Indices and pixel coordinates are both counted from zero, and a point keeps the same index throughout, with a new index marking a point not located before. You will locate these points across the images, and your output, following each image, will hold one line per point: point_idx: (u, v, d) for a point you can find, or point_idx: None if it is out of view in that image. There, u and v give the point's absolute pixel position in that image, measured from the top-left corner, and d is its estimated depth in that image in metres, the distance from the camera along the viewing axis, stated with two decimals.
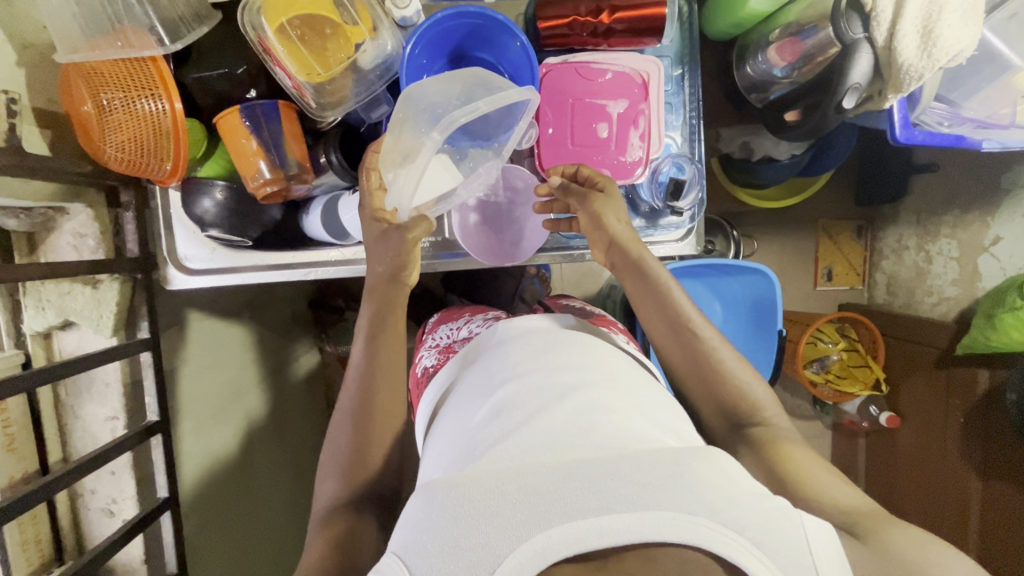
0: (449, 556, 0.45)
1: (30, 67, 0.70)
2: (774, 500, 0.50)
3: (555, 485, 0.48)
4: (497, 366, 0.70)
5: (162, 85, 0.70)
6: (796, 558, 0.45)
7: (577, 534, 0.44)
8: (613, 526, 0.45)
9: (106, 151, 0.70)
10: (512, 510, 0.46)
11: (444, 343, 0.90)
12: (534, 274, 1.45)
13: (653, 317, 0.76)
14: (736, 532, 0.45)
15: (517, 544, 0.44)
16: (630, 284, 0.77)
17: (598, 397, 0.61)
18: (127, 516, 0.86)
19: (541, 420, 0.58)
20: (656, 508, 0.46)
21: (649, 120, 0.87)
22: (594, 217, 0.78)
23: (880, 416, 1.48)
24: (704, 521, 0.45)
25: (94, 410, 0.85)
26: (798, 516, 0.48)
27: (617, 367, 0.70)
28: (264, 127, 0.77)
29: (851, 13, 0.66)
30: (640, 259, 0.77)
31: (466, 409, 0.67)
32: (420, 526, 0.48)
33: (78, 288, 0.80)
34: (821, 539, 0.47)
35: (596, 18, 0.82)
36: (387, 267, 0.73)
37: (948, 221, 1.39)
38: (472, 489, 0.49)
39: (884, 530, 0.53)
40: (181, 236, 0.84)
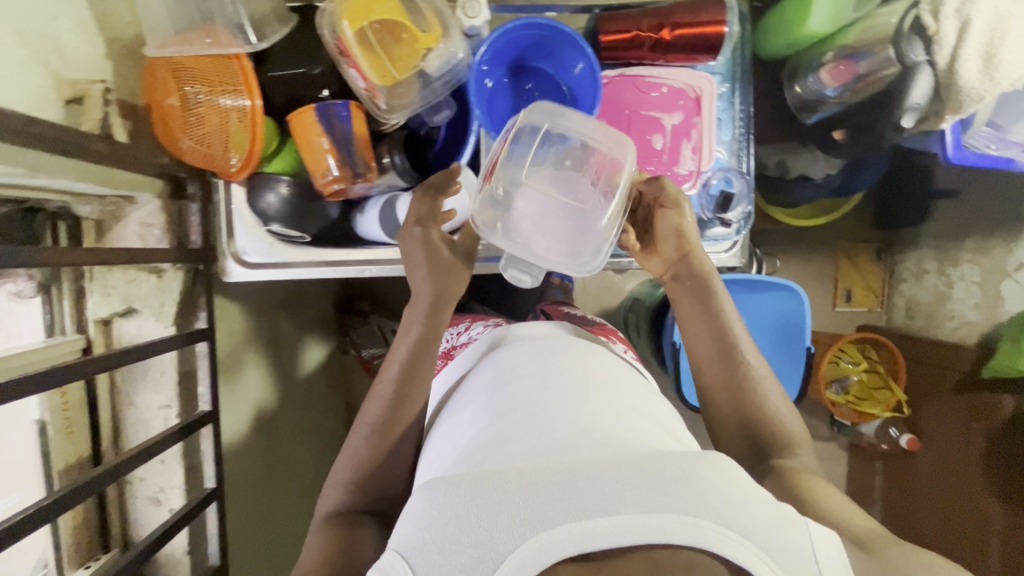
0: (452, 553, 0.44)
1: (120, 60, 0.72)
2: (781, 509, 0.49)
3: (558, 484, 0.47)
4: (504, 371, 0.71)
5: (244, 83, 0.72)
6: (799, 562, 0.44)
7: (583, 534, 0.43)
8: (617, 528, 0.43)
9: (184, 143, 0.73)
10: (516, 508, 0.45)
11: (444, 348, 0.93)
12: (557, 284, 1.48)
13: (706, 331, 0.76)
14: (744, 537, 0.44)
15: (521, 541, 0.43)
16: (688, 297, 0.78)
17: (602, 407, 0.61)
18: (174, 506, 0.86)
19: (545, 426, 0.58)
20: (664, 510, 0.44)
21: (701, 133, 0.89)
22: (678, 229, 0.79)
23: (900, 438, 1.50)
24: (710, 523, 0.44)
25: (147, 398, 0.85)
26: (803, 525, 0.47)
27: (618, 380, 0.69)
28: (336, 125, 0.78)
29: (913, 36, 0.70)
30: (708, 277, 0.78)
31: (470, 412, 0.67)
32: (420, 524, 0.47)
33: (143, 276, 0.82)
34: (826, 548, 0.46)
35: (657, 34, 0.83)
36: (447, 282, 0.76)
37: (969, 246, 1.42)
38: (476, 485, 0.48)
39: (890, 549, 0.52)
40: (240, 230, 0.86)
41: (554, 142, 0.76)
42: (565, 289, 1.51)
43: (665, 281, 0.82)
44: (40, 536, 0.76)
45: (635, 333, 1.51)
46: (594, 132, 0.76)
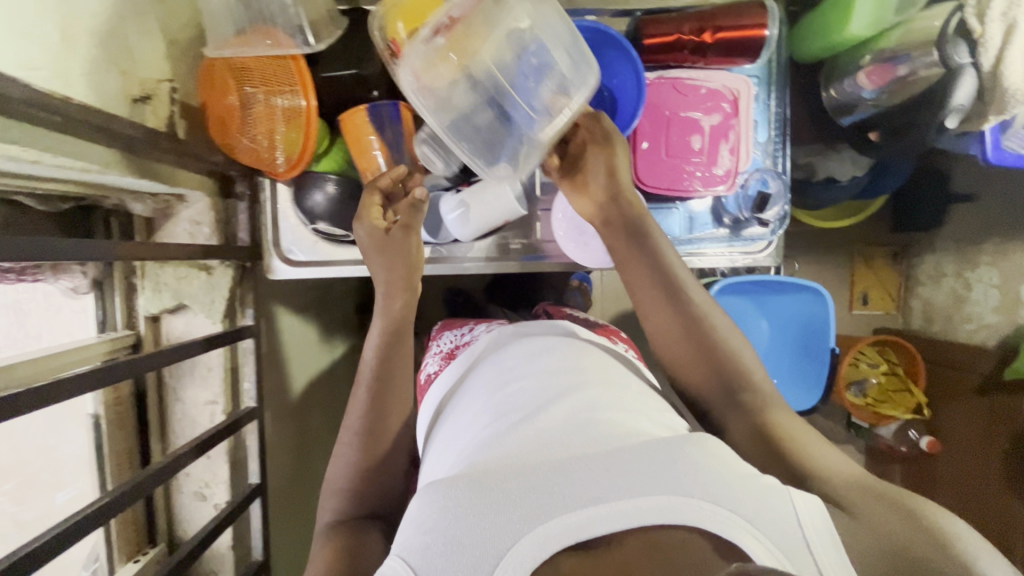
0: (455, 554, 0.46)
1: (180, 61, 0.74)
2: (763, 479, 0.52)
3: (552, 479, 0.50)
4: (496, 372, 0.73)
5: (300, 83, 0.74)
6: (786, 532, 0.47)
7: (578, 525, 0.47)
8: (611, 514, 0.47)
9: (241, 142, 0.75)
10: (513, 507, 0.48)
11: (447, 349, 0.94)
12: (575, 286, 1.43)
13: (646, 279, 0.78)
14: (730, 511, 0.47)
15: (520, 537, 0.47)
16: (627, 247, 0.81)
17: (591, 397, 0.62)
18: (219, 501, 0.87)
19: (540, 422, 0.59)
20: (652, 493, 0.48)
21: (738, 134, 0.91)
22: (614, 169, 0.83)
23: (920, 440, 1.49)
24: (699, 501, 0.48)
25: (194, 394, 0.86)
26: (785, 492, 0.50)
27: (605, 370, 0.70)
28: (387, 126, 0.82)
29: (957, 38, 0.71)
30: (640, 222, 0.81)
31: (468, 409, 0.69)
32: (423, 527, 0.49)
33: (193, 273, 0.83)
34: (807, 506, 0.49)
35: (699, 37, 0.85)
36: (403, 268, 0.80)
37: (988, 249, 1.40)
38: (475, 486, 0.50)
39: (862, 505, 0.54)
40: (286, 229, 0.88)
41: (529, 46, 0.77)
42: (584, 289, 1.48)
43: (602, 230, 0.84)
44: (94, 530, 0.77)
45: None
46: (563, 41, 0.78)
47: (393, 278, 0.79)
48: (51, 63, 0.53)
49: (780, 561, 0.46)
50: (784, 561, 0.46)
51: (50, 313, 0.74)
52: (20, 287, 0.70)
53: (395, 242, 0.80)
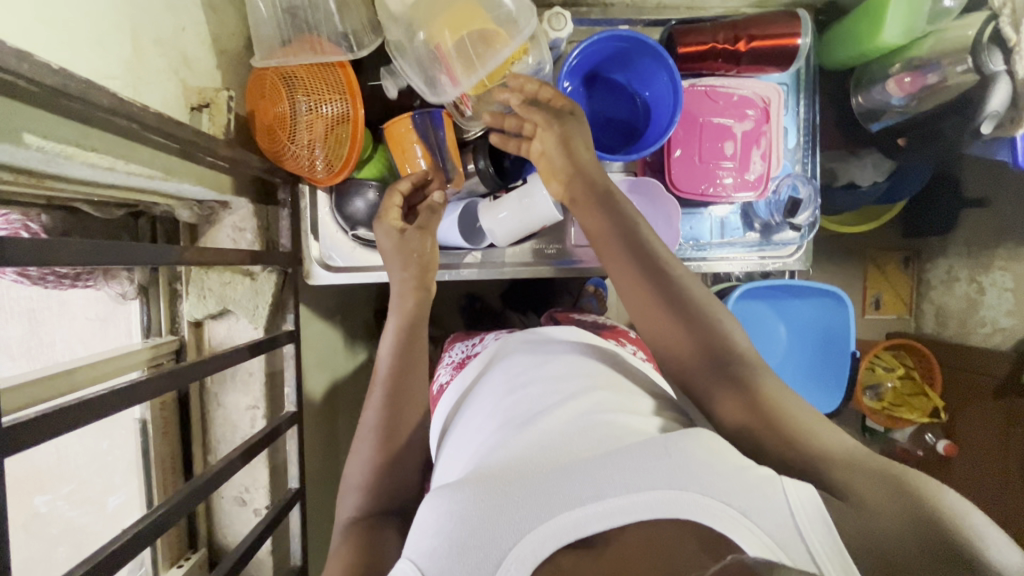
0: (459, 554, 0.47)
1: (228, 70, 0.75)
2: (758, 469, 0.51)
3: (551, 480, 0.51)
4: (502, 377, 0.73)
5: (347, 91, 0.75)
6: (776, 520, 0.47)
7: (574, 522, 0.48)
8: (608, 511, 0.49)
9: (289, 149, 0.76)
10: (515, 507, 0.49)
11: (459, 359, 0.93)
12: (590, 291, 1.46)
13: (623, 257, 0.72)
14: (726, 504, 0.48)
15: (521, 537, 0.48)
16: (592, 217, 0.76)
17: (594, 399, 0.63)
18: (259, 506, 0.87)
19: (545, 423, 0.60)
20: (648, 489, 0.49)
21: (769, 141, 0.93)
22: (578, 138, 0.78)
23: (937, 444, 1.52)
24: (694, 495, 0.48)
25: (235, 399, 0.86)
26: (777, 480, 0.50)
27: (607, 370, 0.71)
28: (430, 133, 0.84)
29: (993, 46, 0.74)
30: (607, 190, 0.76)
31: (477, 413, 0.70)
32: (429, 529, 0.50)
33: (237, 279, 0.83)
34: (800, 499, 0.48)
35: (734, 46, 0.87)
36: (417, 268, 0.80)
37: (1001, 254, 1.42)
38: (480, 487, 0.51)
39: (854, 485, 0.51)
40: (325, 235, 0.89)
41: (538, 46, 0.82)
42: (599, 295, 1.49)
43: (567, 205, 0.79)
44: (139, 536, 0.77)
45: None
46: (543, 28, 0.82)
47: (408, 275, 0.79)
48: (122, 69, 0.55)
49: (778, 555, 0.46)
50: (780, 554, 0.46)
51: (66, 322, 0.74)
52: (35, 294, 0.71)
53: (411, 244, 0.80)
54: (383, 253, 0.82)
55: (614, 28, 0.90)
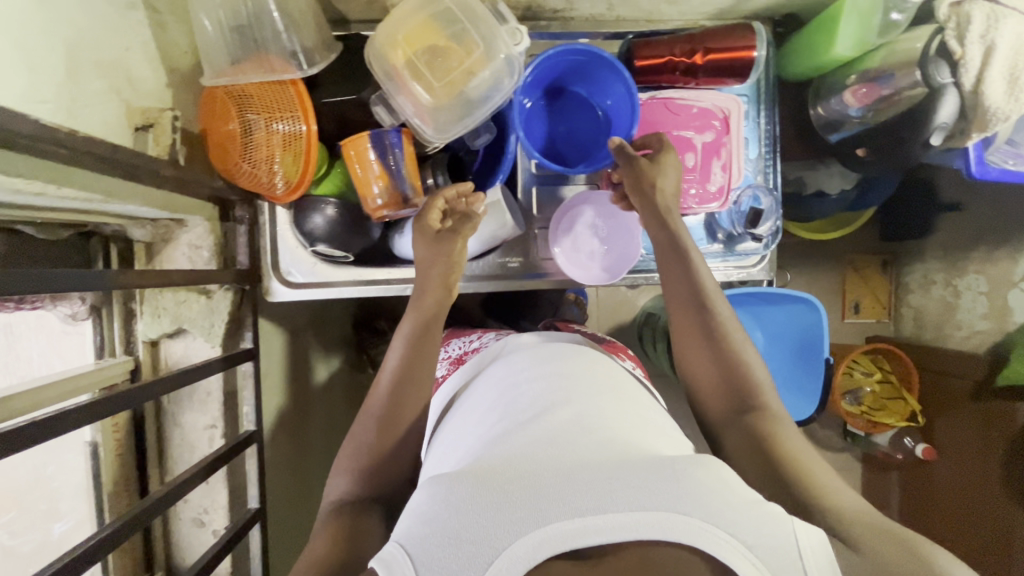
0: (450, 547, 0.46)
1: (176, 88, 0.75)
2: (767, 505, 0.50)
3: (554, 484, 0.49)
4: (507, 376, 0.73)
5: (301, 109, 0.74)
6: (784, 560, 0.45)
7: (573, 531, 0.45)
8: (608, 524, 0.46)
9: (241, 167, 0.75)
10: (512, 507, 0.47)
11: (456, 354, 0.94)
12: (572, 300, 1.49)
13: (687, 304, 0.77)
14: (730, 534, 0.46)
15: (515, 538, 0.45)
16: (665, 259, 0.81)
17: (594, 410, 0.63)
18: (218, 527, 0.86)
19: (545, 424, 0.59)
20: (651, 508, 0.47)
21: (730, 152, 0.93)
22: (659, 170, 0.84)
23: (915, 448, 1.51)
24: (698, 521, 0.46)
25: (193, 418, 0.86)
26: (789, 518, 0.49)
27: (613, 384, 0.71)
28: (389, 153, 0.82)
29: (939, 59, 0.74)
30: (681, 242, 0.81)
31: (477, 415, 0.69)
32: (423, 520, 0.49)
33: (192, 297, 0.83)
34: (811, 543, 0.47)
35: (690, 59, 0.87)
36: (445, 266, 0.82)
37: (975, 258, 1.44)
38: (478, 483, 0.49)
39: (868, 540, 0.52)
40: (285, 251, 0.88)
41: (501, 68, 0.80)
42: (580, 304, 1.54)
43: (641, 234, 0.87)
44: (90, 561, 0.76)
45: (651, 347, 1.53)
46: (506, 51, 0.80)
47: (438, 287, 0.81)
48: (55, 94, 0.54)
49: None
50: None
51: (42, 338, 0.73)
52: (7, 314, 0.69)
53: (444, 246, 0.82)
54: (416, 257, 0.84)
55: (573, 42, 0.90)
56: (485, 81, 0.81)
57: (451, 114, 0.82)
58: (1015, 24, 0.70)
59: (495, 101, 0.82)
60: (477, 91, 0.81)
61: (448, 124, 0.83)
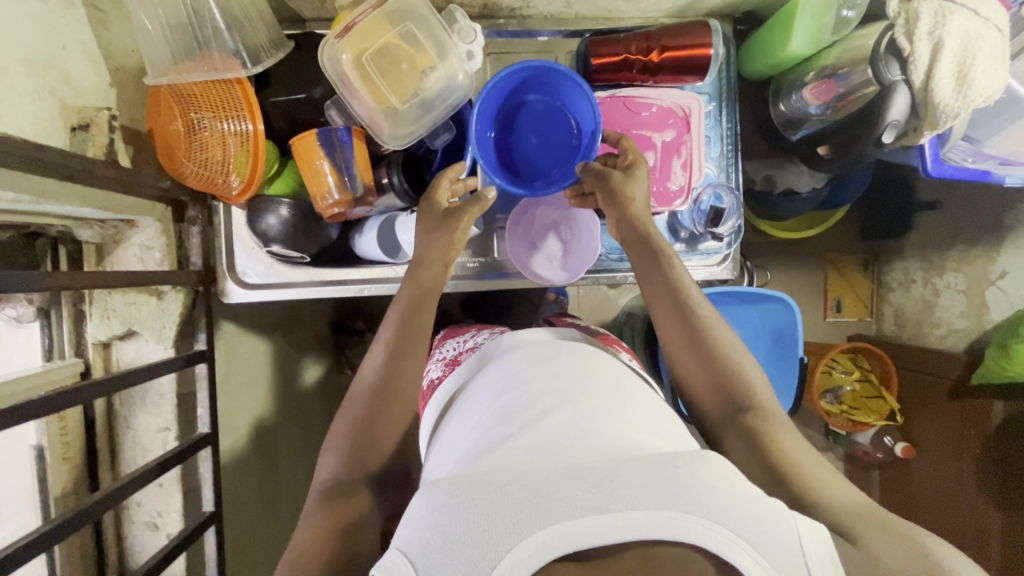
0: (452, 550, 0.46)
1: (120, 88, 0.74)
2: (771, 502, 0.50)
3: (555, 486, 0.49)
4: (503, 373, 0.73)
5: (246, 108, 0.73)
6: (788, 558, 0.45)
7: (576, 532, 0.45)
8: (611, 525, 0.46)
9: (187, 167, 0.74)
10: (513, 508, 0.47)
11: (451, 356, 0.92)
12: (552, 299, 1.49)
13: (667, 309, 0.77)
14: (732, 531, 0.45)
15: (518, 540, 0.45)
16: (637, 262, 0.81)
17: (595, 407, 0.63)
18: (171, 531, 0.85)
19: (545, 427, 0.59)
20: (654, 507, 0.46)
21: (690, 151, 0.92)
22: (631, 181, 0.82)
23: (894, 446, 1.50)
24: (700, 519, 0.46)
25: (146, 421, 0.85)
26: (793, 517, 0.49)
27: (614, 378, 0.71)
28: (338, 150, 0.82)
29: (889, 57, 0.73)
30: (649, 235, 0.81)
31: (470, 417, 0.69)
32: (423, 523, 0.49)
33: (143, 299, 0.82)
34: (816, 543, 0.47)
35: (646, 56, 0.87)
36: (439, 248, 0.80)
37: (953, 256, 1.41)
38: (478, 487, 0.49)
39: (869, 539, 0.55)
40: (239, 251, 0.88)
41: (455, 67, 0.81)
42: (561, 304, 1.52)
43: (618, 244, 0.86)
44: (35, 566, 0.75)
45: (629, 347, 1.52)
46: (458, 49, 0.81)
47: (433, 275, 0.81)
48: None
49: None
50: None
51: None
52: None
53: (441, 223, 0.81)
54: (416, 249, 0.83)
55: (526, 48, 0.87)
56: (440, 81, 0.81)
57: (406, 116, 0.82)
58: (964, 19, 0.69)
59: (452, 102, 0.83)
60: (433, 92, 0.82)
61: (405, 127, 0.83)
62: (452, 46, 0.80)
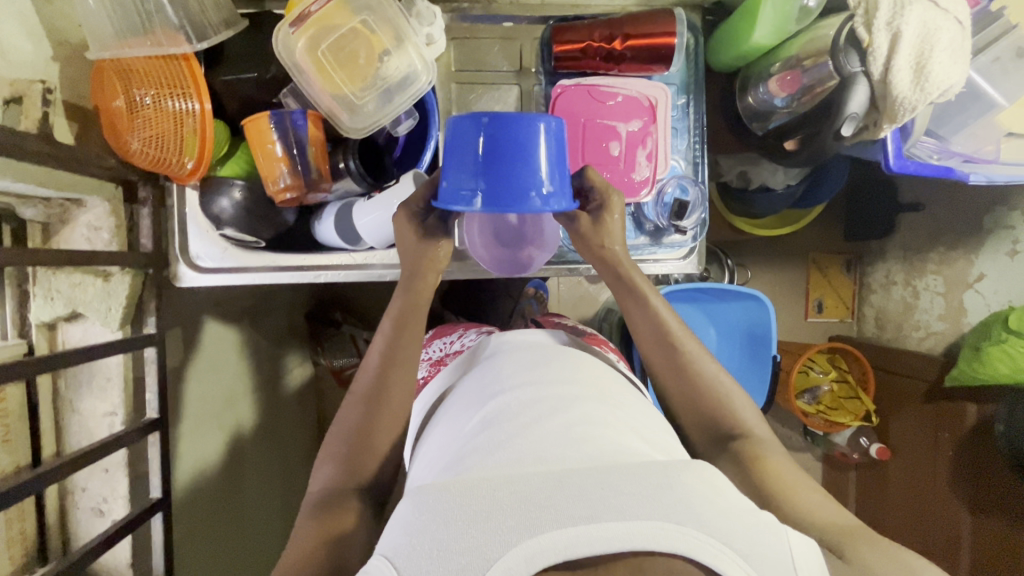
0: (439, 560, 0.43)
1: (63, 63, 0.72)
2: (761, 516, 0.50)
3: (545, 492, 0.47)
4: (489, 379, 0.71)
5: (193, 86, 0.72)
6: (776, 566, 0.45)
7: (566, 542, 0.43)
8: (603, 535, 0.43)
9: (132, 145, 0.72)
10: (502, 516, 0.45)
11: (436, 357, 0.92)
12: (531, 294, 1.45)
13: (656, 348, 0.79)
14: (724, 544, 0.44)
15: (508, 548, 0.43)
16: (624, 301, 0.83)
17: (583, 413, 0.62)
18: (117, 516, 0.84)
19: (532, 433, 0.58)
20: (646, 517, 0.44)
21: (656, 142, 0.91)
22: (602, 234, 0.83)
23: (870, 448, 1.47)
24: (692, 531, 0.44)
25: (93, 405, 0.84)
26: (785, 532, 0.48)
27: (601, 382, 0.71)
28: (290, 133, 0.81)
29: (849, 48, 0.73)
30: (631, 277, 0.82)
31: (452, 425, 0.68)
32: (407, 530, 0.47)
33: (88, 280, 0.80)
34: (803, 552, 0.47)
35: (609, 45, 0.86)
36: (431, 256, 0.80)
37: (933, 258, 1.39)
38: (466, 494, 0.47)
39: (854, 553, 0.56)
40: (193, 235, 0.85)
41: (414, 51, 0.79)
42: (541, 299, 1.47)
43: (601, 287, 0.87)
44: None
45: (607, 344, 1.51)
46: (415, 33, 0.79)
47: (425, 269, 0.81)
48: None
49: None
50: None
51: None
52: None
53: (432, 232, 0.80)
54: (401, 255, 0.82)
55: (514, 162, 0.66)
56: (398, 68, 0.79)
57: (369, 105, 0.80)
58: (923, 10, 0.69)
59: (415, 87, 0.80)
60: (394, 79, 0.79)
61: (369, 116, 0.81)
62: (412, 31, 0.79)
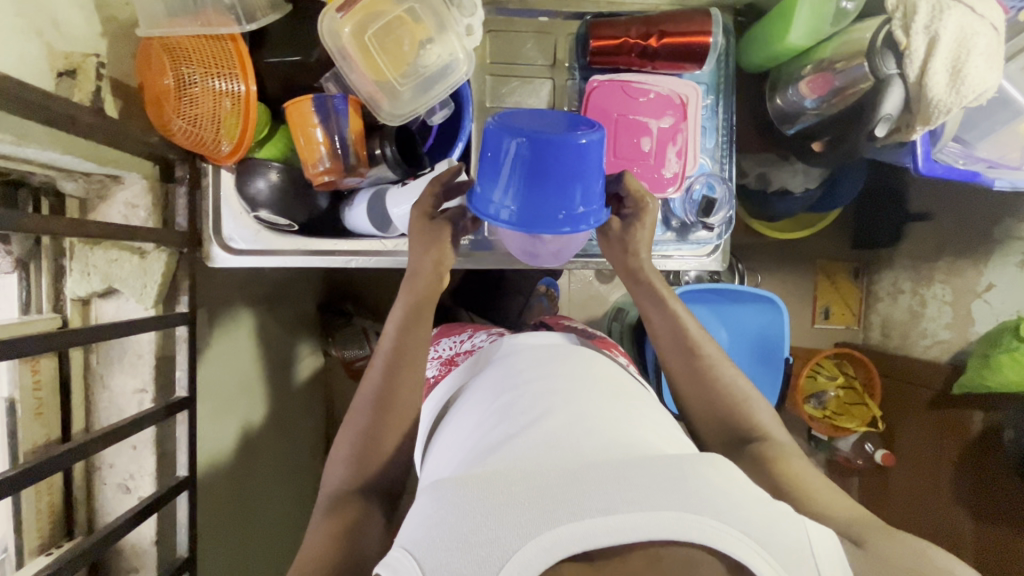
0: (459, 550, 0.44)
1: (111, 39, 0.72)
2: (779, 506, 0.50)
3: (562, 485, 0.47)
4: (504, 375, 0.72)
5: (240, 67, 0.74)
6: (797, 557, 0.45)
7: (584, 533, 0.44)
8: (620, 526, 0.44)
9: (175, 124, 0.73)
10: (520, 509, 0.46)
11: (447, 355, 0.92)
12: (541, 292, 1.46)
13: (675, 352, 0.81)
14: (744, 533, 0.45)
15: (526, 540, 0.44)
16: (645, 305, 0.84)
17: (597, 408, 0.62)
18: (143, 494, 0.85)
19: (546, 429, 0.59)
20: (661, 509, 0.45)
21: (686, 139, 0.92)
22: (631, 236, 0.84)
23: (875, 453, 1.45)
24: (709, 520, 0.45)
25: (122, 381, 0.84)
26: (800, 520, 0.49)
27: (612, 379, 0.71)
28: (332, 117, 0.82)
29: (885, 51, 0.75)
30: (653, 283, 0.84)
31: (468, 420, 0.69)
32: (427, 523, 0.47)
33: (125, 256, 0.80)
34: (823, 542, 0.48)
35: (645, 41, 0.87)
36: (435, 259, 0.79)
37: (942, 267, 1.41)
38: (484, 487, 0.48)
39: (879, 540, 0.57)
40: (227, 216, 0.85)
41: (455, 41, 0.80)
42: (551, 297, 1.48)
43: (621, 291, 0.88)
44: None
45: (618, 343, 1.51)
46: (456, 23, 0.80)
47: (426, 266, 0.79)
48: None
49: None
50: None
51: None
52: None
53: (437, 233, 0.79)
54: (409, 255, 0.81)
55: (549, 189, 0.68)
56: (439, 57, 0.80)
57: (409, 91, 0.81)
58: (960, 15, 0.71)
59: (455, 77, 0.81)
60: (434, 67, 0.80)
61: (408, 102, 0.82)
62: (453, 20, 0.80)
